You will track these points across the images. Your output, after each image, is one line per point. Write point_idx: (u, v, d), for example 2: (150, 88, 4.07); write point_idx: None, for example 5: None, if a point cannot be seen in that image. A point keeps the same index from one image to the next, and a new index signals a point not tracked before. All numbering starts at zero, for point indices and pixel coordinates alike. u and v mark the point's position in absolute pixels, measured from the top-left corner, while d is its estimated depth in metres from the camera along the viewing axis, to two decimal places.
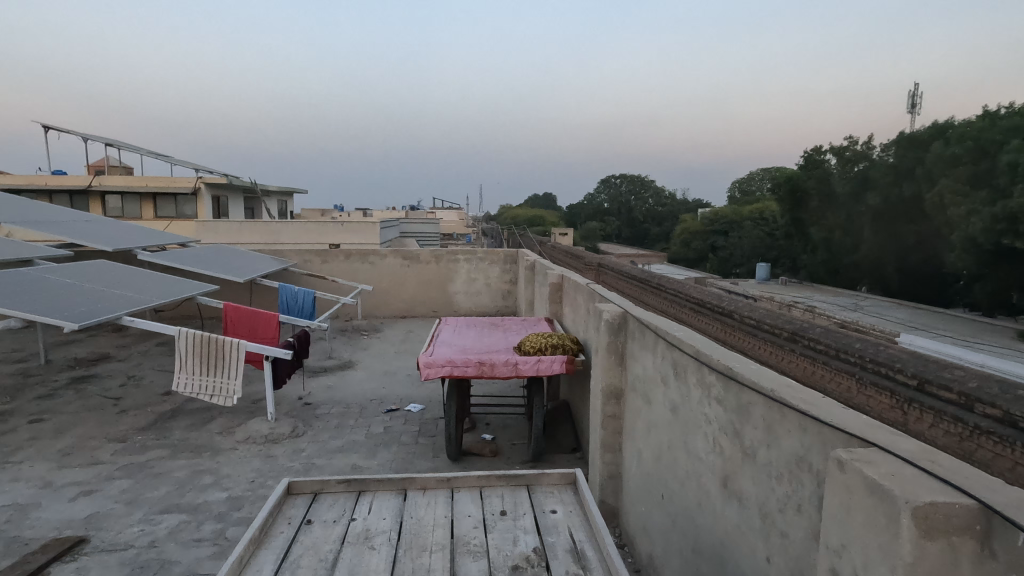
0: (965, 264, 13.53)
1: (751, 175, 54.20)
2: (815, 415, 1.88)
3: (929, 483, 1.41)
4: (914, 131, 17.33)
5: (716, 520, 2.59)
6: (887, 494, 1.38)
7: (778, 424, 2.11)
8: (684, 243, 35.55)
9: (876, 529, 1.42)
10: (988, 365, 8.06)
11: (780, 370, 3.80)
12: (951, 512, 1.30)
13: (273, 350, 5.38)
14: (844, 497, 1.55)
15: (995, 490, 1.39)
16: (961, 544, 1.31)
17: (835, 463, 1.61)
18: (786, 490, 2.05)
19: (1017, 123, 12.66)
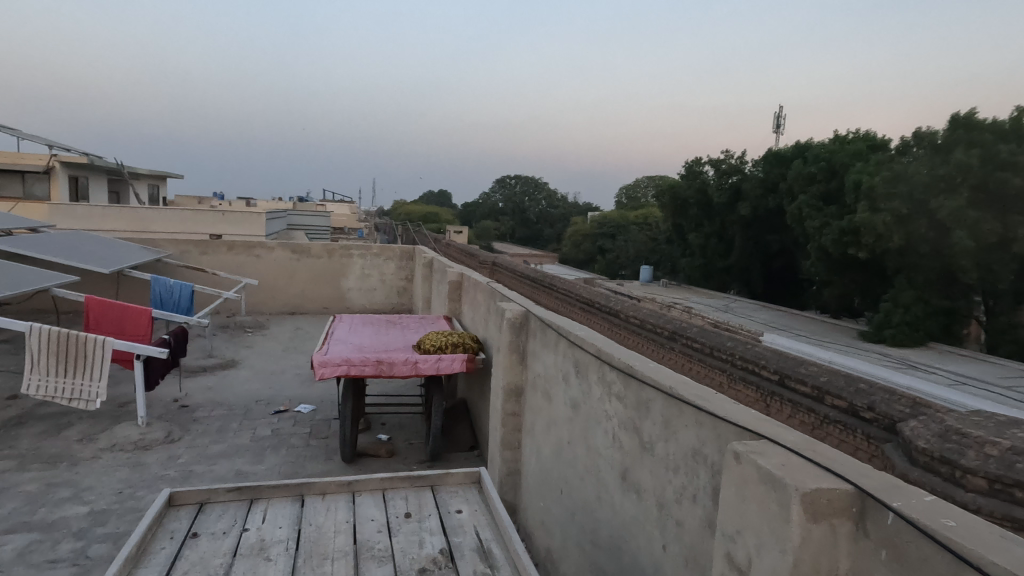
0: (818, 271, 15.00)
1: (637, 182, 56.95)
2: (710, 410, 2.01)
3: (813, 470, 1.55)
4: (780, 149, 18.98)
5: (615, 512, 2.70)
6: (779, 483, 1.50)
7: (675, 418, 2.24)
8: (575, 244, 36.80)
9: (768, 515, 1.54)
10: (835, 362, 9.29)
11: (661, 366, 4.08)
12: (833, 497, 1.45)
13: (146, 348, 4.93)
14: (739, 487, 1.68)
15: (870, 475, 1.55)
16: (838, 526, 1.46)
17: (731, 454, 1.73)
18: (681, 480, 2.19)
19: (860, 149, 14.48)
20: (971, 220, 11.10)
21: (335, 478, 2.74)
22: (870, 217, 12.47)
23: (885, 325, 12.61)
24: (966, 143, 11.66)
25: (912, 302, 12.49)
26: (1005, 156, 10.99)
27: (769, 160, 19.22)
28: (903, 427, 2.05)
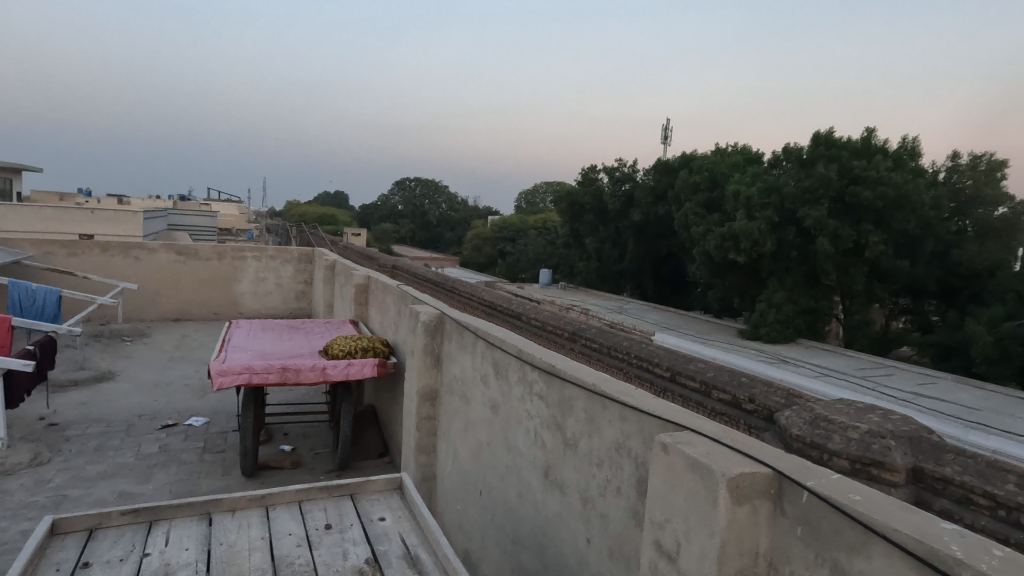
0: (702, 274, 15.95)
1: (535, 187, 58.20)
2: (633, 405, 2.09)
3: (734, 456, 1.65)
4: (668, 159, 20.12)
5: (537, 509, 2.74)
6: (706, 471, 1.58)
7: (599, 414, 2.30)
8: (475, 247, 36.97)
9: (697, 501, 1.61)
10: (719, 357, 10.10)
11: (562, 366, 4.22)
12: (754, 480, 1.55)
13: (7, 361, 4.38)
14: (668, 477, 1.75)
15: (785, 458, 1.68)
16: (759, 506, 1.56)
17: (659, 446, 1.80)
18: (606, 474, 2.25)
19: (738, 161, 15.66)
20: (832, 228, 12.34)
21: (245, 493, 2.57)
22: (748, 224, 13.36)
23: (761, 323, 13.73)
24: (826, 158, 12.91)
25: (784, 301, 13.63)
26: (858, 171, 12.30)
27: (658, 169, 20.29)
28: (779, 417, 2.29)
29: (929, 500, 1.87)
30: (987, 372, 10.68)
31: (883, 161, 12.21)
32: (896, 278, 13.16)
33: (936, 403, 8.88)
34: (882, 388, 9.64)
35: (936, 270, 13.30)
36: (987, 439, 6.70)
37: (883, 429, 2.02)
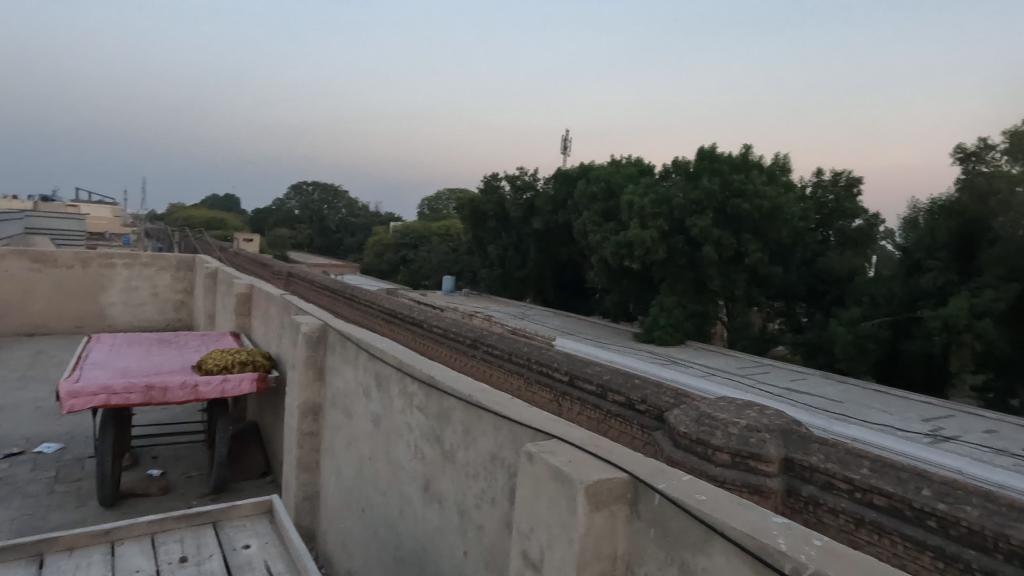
0: (599, 280, 16.49)
1: (437, 194, 57.94)
2: (507, 415, 2.11)
3: (595, 463, 1.71)
4: (567, 170, 20.75)
5: (416, 525, 2.71)
6: (568, 479, 1.62)
7: (475, 425, 2.31)
8: (377, 254, 36.18)
9: (560, 509, 1.65)
10: (615, 360, 10.63)
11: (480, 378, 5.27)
12: (612, 486, 1.61)
13: None
14: (533, 486, 1.78)
15: (643, 461, 1.77)
16: (618, 510, 1.64)
17: (526, 456, 1.83)
18: (481, 485, 2.27)
19: (632, 173, 16.48)
20: (716, 237, 13.23)
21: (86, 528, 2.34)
22: (641, 232, 13.98)
23: (654, 326, 14.40)
24: (710, 172, 13.87)
25: (674, 306, 14.41)
26: (738, 185, 13.26)
27: (558, 179, 20.86)
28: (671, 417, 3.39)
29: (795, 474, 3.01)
30: (847, 367, 11.83)
31: (759, 176, 13.31)
32: (771, 283, 14.27)
33: (807, 398, 9.71)
34: (760, 385, 10.41)
35: (804, 276, 14.57)
36: (847, 428, 7.43)
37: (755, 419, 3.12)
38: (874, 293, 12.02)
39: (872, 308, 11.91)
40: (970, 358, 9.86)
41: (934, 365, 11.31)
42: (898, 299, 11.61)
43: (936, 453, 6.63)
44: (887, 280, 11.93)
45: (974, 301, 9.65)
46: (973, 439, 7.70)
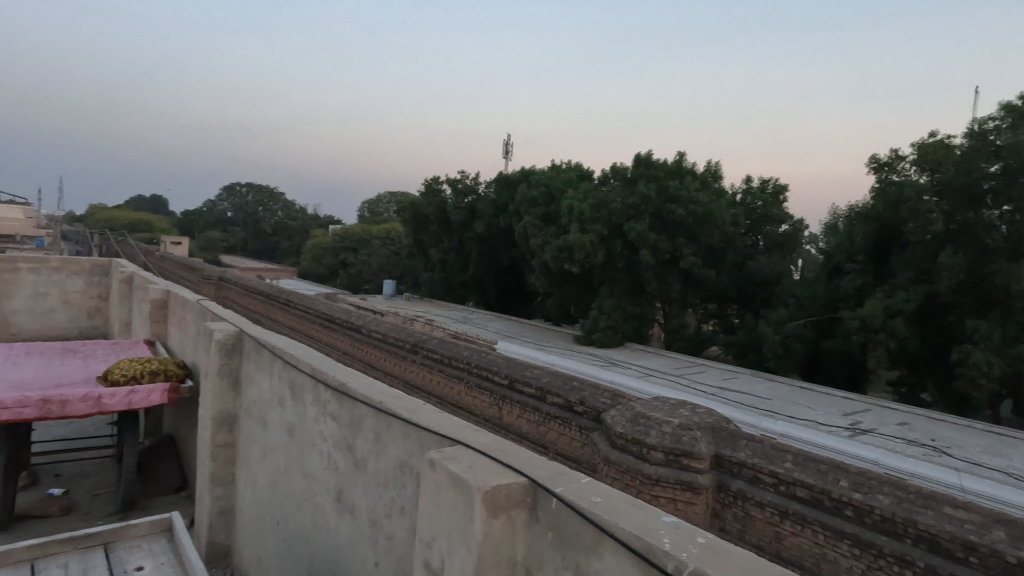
0: (541, 284, 16.60)
1: (378, 196, 56.93)
2: (415, 422, 2.33)
3: (494, 470, 1.91)
4: (509, 174, 20.82)
5: (331, 536, 2.92)
6: (468, 487, 1.81)
7: (386, 433, 2.52)
8: (315, 258, 35.20)
9: (458, 514, 1.84)
10: (555, 362, 10.77)
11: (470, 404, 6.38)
12: (510, 492, 1.81)
13: None
14: (435, 493, 1.97)
15: (543, 467, 1.97)
16: (516, 514, 1.84)
17: (430, 464, 2.03)
18: (392, 493, 2.46)
19: (571, 178, 16.75)
20: (652, 241, 13.60)
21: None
22: (581, 237, 14.15)
23: (593, 329, 14.65)
24: (646, 178, 14.26)
25: (613, 309, 14.72)
26: (673, 191, 13.66)
27: (499, 183, 20.87)
28: (612, 426, 4.58)
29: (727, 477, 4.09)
30: (775, 366, 12.39)
31: (693, 183, 13.75)
32: (704, 285, 14.77)
33: (738, 396, 10.13)
34: (695, 385, 10.77)
35: (735, 279, 15.17)
36: (774, 423, 7.77)
37: (688, 424, 4.23)
38: (799, 294, 12.67)
39: (798, 309, 12.51)
40: (884, 355, 10.54)
41: (853, 361, 11.98)
42: (820, 300, 12.21)
43: (855, 445, 7.01)
44: (811, 283, 12.54)
45: (888, 302, 10.29)
46: (888, 431, 8.23)
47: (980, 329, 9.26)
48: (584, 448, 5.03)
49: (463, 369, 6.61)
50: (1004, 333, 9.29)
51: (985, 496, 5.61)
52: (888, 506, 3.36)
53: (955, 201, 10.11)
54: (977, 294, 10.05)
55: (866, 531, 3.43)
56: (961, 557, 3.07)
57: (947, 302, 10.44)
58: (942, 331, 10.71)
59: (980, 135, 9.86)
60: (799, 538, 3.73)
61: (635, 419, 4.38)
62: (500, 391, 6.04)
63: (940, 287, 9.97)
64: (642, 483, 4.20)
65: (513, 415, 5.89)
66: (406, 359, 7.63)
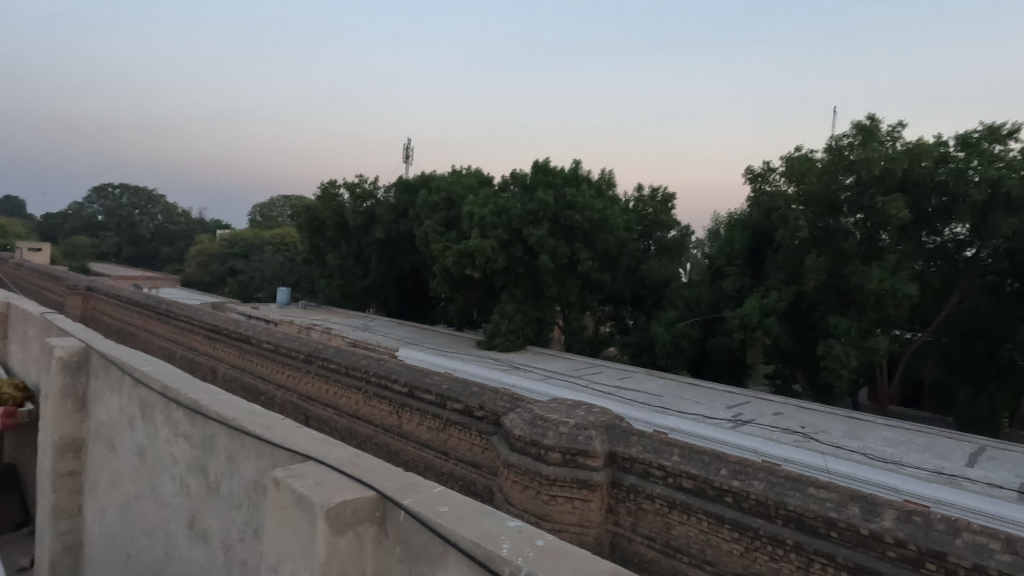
0: (443, 289, 16.50)
1: (270, 200, 54.19)
2: (266, 439, 2.61)
3: (345, 485, 2.20)
4: (408, 178, 20.57)
5: (183, 561, 3.14)
6: (310, 504, 2.09)
7: (238, 453, 2.77)
8: (200, 265, 32.95)
9: (302, 532, 2.12)
10: (458, 368, 10.72)
11: (374, 415, 6.26)
12: (357, 507, 2.11)
13: None
14: (281, 511, 2.23)
15: (388, 480, 2.29)
16: (362, 527, 2.15)
17: (275, 482, 2.27)
18: (243, 516, 2.73)
19: (472, 183, 16.84)
20: (551, 246, 13.93)
21: None
22: (481, 242, 14.17)
23: (495, 333, 14.81)
24: (544, 184, 14.57)
25: (514, 313, 14.91)
26: (569, 198, 14.07)
27: (399, 187, 20.56)
28: (510, 426, 4.60)
29: (621, 475, 4.26)
30: (665, 364, 13.09)
31: (588, 190, 14.24)
32: (600, 288, 15.34)
33: (633, 394, 10.62)
34: (593, 385, 11.15)
35: (629, 282, 15.89)
36: (666, 419, 8.18)
37: (584, 422, 4.34)
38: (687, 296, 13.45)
39: (686, 310, 13.29)
40: (761, 350, 11.41)
41: (734, 358, 12.93)
42: (705, 301, 13.06)
43: (737, 434, 7.52)
44: (697, 285, 13.35)
45: (764, 302, 11.16)
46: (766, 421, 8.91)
47: (841, 324, 10.28)
48: (484, 452, 5.09)
49: (361, 378, 6.43)
50: (860, 328, 10.37)
51: (846, 475, 6.20)
52: (763, 490, 3.67)
53: (818, 208, 11.06)
54: (837, 293, 11.14)
55: (744, 516, 3.73)
56: (825, 532, 3.45)
57: (813, 302, 11.51)
58: (810, 327, 11.79)
59: (838, 151, 10.96)
60: (686, 526, 3.98)
61: (532, 421, 4.45)
62: (400, 400, 5.95)
63: (808, 287, 10.96)
64: (540, 483, 4.29)
65: (413, 423, 5.82)
66: (301, 370, 7.29)
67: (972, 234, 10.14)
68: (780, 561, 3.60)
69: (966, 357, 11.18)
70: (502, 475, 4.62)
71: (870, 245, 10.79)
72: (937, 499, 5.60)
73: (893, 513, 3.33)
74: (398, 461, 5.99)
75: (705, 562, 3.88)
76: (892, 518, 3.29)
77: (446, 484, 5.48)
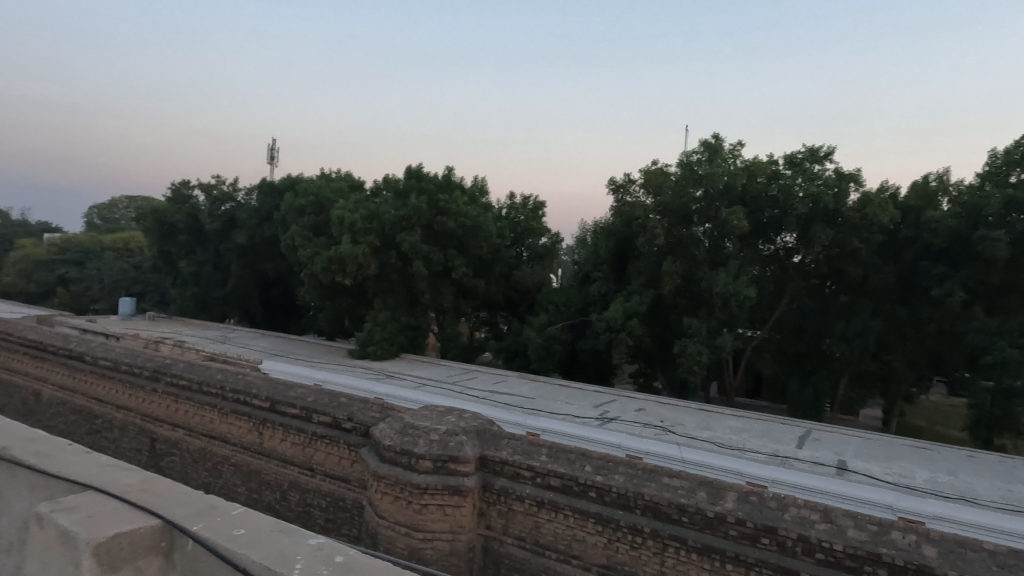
0: (311, 297, 15.71)
1: (110, 201, 48.57)
2: (46, 472, 2.46)
3: (132, 516, 2.17)
4: (273, 181, 19.42)
5: None
6: (80, 540, 2.01)
7: (12, 489, 2.56)
8: (21, 273, 28.69)
9: (70, 569, 2.04)
10: (328, 379, 10.27)
11: (232, 434, 5.82)
12: (138, 537, 2.08)
13: None
14: (48, 549, 2.11)
15: (181, 507, 2.27)
16: (147, 558, 2.10)
17: (42, 518, 2.16)
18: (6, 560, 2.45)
19: (342, 187, 16.27)
20: (424, 252, 13.81)
21: None
22: (352, 248, 13.69)
23: (367, 342, 14.11)
24: (417, 191, 14.41)
25: (387, 321, 14.45)
26: (442, 204, 14.04)
27: (262, 189, 19.33)
28: (380, 437, 4.47)
29: (491, 478, 4.32)
30: (538, 368, 13.43)
31: (462, 197, 14.27)
32: (475, 294, 15.46)
33: (506, 397, 10.79)
34: (467, 390, 11.19)
35: (503, 288, 16.14)
36: (538, 420, 8.39)
37: (455, 429, 4.34)
38: (557, 300, 13.91)
39: (556, 314, 13.75)
40: (625, 350, 12.09)
41: (601, 359, 13.60)
42: (574, 305, 13.61)
43: (603, 431, 7.88)
44: (567, 290, 13.89)
45: (626, 305, 11.83)
46: (630, 417, 9.45)
47: (693, 325, 11.20)
48: (353, 465, 4.95)
49: (216, 394, 5.94)
50: (709, 327, 11.34)
51: (699, 463, 6.72)
52: (623, 483, 3.90)
53: (673, 219, 12.06)
54: (690, 296, 12.11)
55: (607, 509, 3.94)
56: (676, 518, 3.75)
57: (669, 304, 12.43)
58: (667, 327, 12.73)
59: (689, 165, 11.95)
60: (553, 523, 4.13)
61: (403, 430, 4.36)
62: (260, 415, 5.57)
63: (664, 290, 11.82)
64: (410, 493, 4.21)
65: (276, 439, 5.48)
66: (144, 388, 6.58)
67: (799, 243, 11.46)
68: (639, 549, 3.85)
69: (795, 351, 12.66)
70: (371, 487, 4.49)
71: (716, 252, 11.87)
72: (774, 479, 6.25)
73: (734, 495, 3.72)
74: (259, 481, 5.62)
75: (572, 556, 4.05)
76: (733, 500, 3.69)
77: (312, 502, 5.23)
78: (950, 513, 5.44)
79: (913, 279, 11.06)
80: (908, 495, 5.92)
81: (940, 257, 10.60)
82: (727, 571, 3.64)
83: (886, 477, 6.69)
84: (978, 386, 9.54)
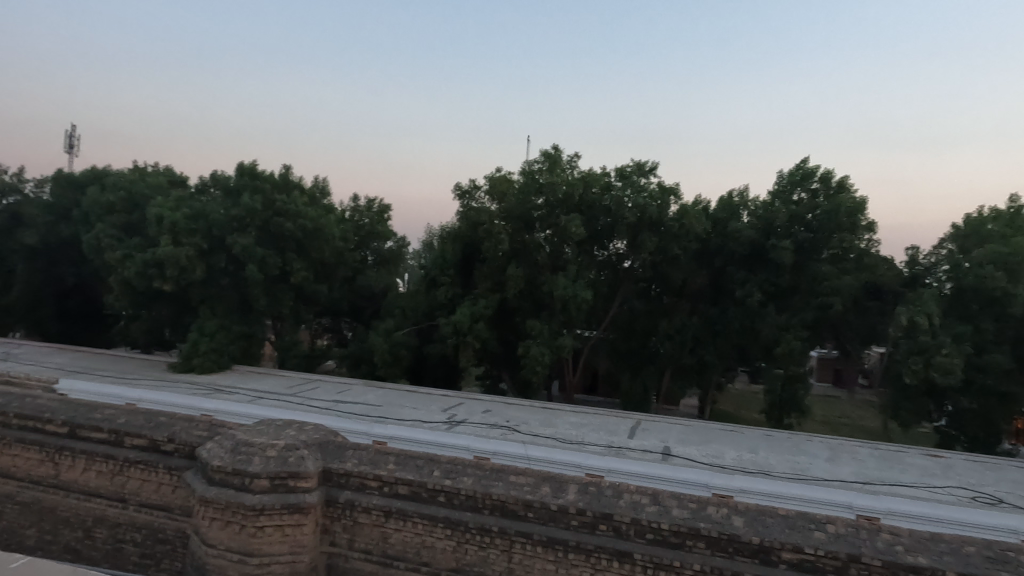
0: (121, 305, 13.88)
1: None
2: None
3: None
4: (71, 172, 16.86)
5: None
6: None
7: None
8: None
9: None
10: (143, 398, 9.15)
11: (18, 467, 4.94)
12: None
13: None
14: None
15: None
16: None
17: None
18: None
19: (160, 183, 14.60)
20: (259, 255, 12.84)
21: None
22: (173, 250, 12.34)
23: (192, 354, 12.67)
24: (250, 189, 13.39)
25: (216, 330, 13.12)
26: (279, 205, 13.17)
27: (58, 181, 16.69)
28: (207, 458, 4.07)
29: (335, 492, 4.13)
30: (384, 374, 13.12)
31: (301, 197, 13.49)
32: (316, 300, 14.71)
33: (351, 406, 10.42)
34: (308, 401, 10.62)
35: (347, 292, 15.54)
36: (385, 428, 8.21)
37: (294, 444, 4.09)
38: (404, 305, 13.71)
39: (403, 319, 13.53)
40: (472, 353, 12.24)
41: (448, 363, 13.64)
42: (421, 310, 13.52)
43: (451, 434, 7.91)
44: (414, 294, 13.77)
45: (473, 309, 11.98)
46: (477, 419, 9.61)
47: (536, 327, 11.67)
48: (175, 491, 4.45)
49: None
50: (551, 329, 11.90)
51: (543, 459, 7.02)
52: (472, 485, 3.95)
53: (516, 225, 12.47)
54: (533, 299, 12.62)
55: (455, 512, 3.95)
56: (523, 514, 3.88)
57: (513, 307, 12.83)
58: (513, 330, 13.13)
59: (530, 174, 12.42)
60: (402, 532, 4.06)
61: (234, 449, 4.02)
62: (55, 443, 4.79)
63: (509, 294, 12.17)
64: (242, 516, 3.88)
65: (76, 470, 4.75)
66: None
67: (628, 249, 12.45)
68: (487, 549, 3.92)
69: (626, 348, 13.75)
70: (196, 513, 4.07)
71: (555, 257, 12.48)
72: (610, 469, 6.71)
73: (575, 487, 3.94)
74: (54, 519, 4.83)
75: (421, 563, 4.01)
76: (575, 492, 3.90)
77: (124, 537, 4.61)
78: (751, 485, 6.24)
79: (721, 282, 12.57)
80: (720, 473, 6.69)
81: (742, 262, 12.17)
82: (569, 560, 3.82)
83: (702, 458, 7.50)
84: (773, 372, 11.14)
